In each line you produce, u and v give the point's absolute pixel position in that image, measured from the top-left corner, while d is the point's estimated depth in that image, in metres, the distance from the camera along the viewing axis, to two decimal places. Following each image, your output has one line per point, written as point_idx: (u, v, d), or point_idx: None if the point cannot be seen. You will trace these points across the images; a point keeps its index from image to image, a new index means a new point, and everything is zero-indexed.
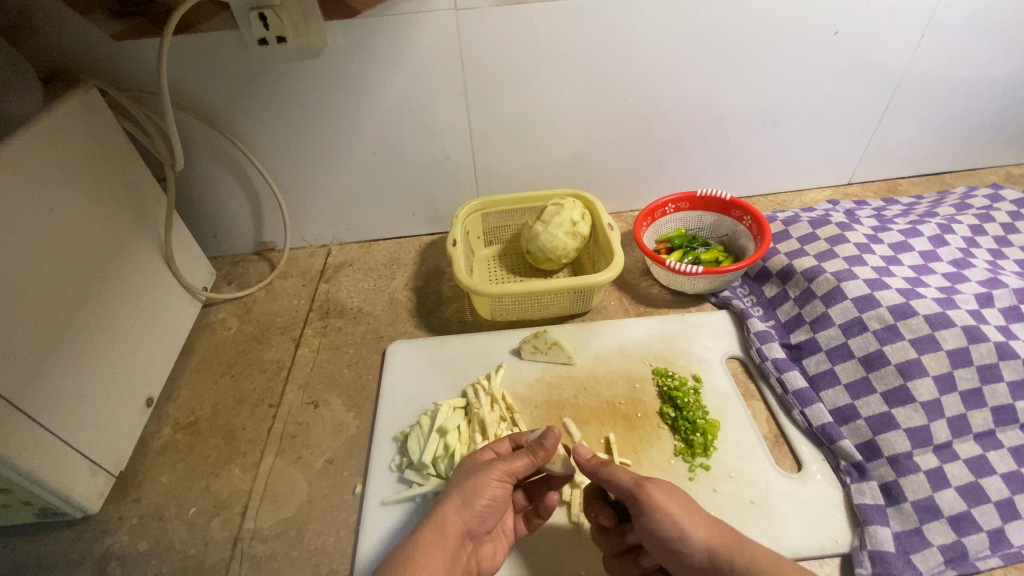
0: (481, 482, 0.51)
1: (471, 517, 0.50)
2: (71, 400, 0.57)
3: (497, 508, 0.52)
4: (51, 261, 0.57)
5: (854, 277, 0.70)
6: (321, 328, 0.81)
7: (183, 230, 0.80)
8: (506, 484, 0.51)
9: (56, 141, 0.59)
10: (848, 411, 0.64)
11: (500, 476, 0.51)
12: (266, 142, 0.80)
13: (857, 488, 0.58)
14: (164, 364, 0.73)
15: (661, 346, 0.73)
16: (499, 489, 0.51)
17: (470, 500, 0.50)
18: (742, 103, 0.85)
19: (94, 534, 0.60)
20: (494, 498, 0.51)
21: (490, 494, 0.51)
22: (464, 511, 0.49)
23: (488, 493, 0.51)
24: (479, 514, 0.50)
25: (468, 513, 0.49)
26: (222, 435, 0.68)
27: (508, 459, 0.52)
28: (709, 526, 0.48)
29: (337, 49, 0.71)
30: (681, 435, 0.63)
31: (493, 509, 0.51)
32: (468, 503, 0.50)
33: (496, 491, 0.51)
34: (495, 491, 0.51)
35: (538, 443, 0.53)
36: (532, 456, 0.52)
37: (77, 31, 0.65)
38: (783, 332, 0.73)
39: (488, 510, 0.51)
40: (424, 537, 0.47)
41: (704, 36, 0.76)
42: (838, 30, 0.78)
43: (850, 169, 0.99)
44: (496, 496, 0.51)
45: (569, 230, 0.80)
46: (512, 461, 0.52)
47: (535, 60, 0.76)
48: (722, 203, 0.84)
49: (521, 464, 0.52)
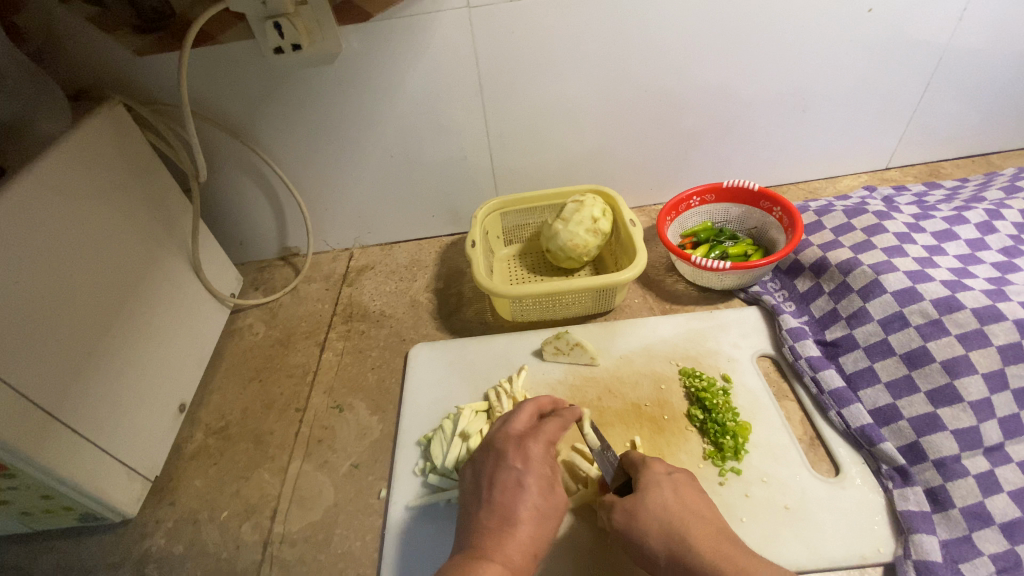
0: (540, 493, 0.48)
1: (533, 499, 0.47)
2: (107, 407, 0.59)
3: (550, 481, 0.49)
4: (84, 273, 0.59)
5: (894, 269, 0.66)
6: (345, 332, 0.82)
7: (209, 239, 0.81)
8: (540, 463, 0.50)
9: (84, 157, 0.61)
10: (890, 411, 0.60)
11: (526, 458, 0.50)
12: (287, 149, 0.81)
13: (899, 494, 0.55)
14: (196, 370, 0.75)
15: (687, 345, 0.70)
16: (539, 467, 0.49)
17: (516, 487, 0.47)
18: (771, 86, 0.82)
19: (134, 536, 0.62)
20: (540, 476, 0.49)
21: (534, 474, 0.49)
22: (519, 497, 0.47)
23: (536, 477, 0.49)
24: (539, 493, 0.48)
25: (527, 495, 0.47)
26: (252, 440, 0.70)
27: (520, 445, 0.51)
28: (667, 542, 0.46)
29: (352, 54, 0.71)
30: (709, 438, 0.61)
31: (546, 484, 0.49)
32: (520, 491, 0.47)
33: (536, 469, 0.49)
34: (534, 471, 0.49)
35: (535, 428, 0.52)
36: (537, 437, 0.51)
37: (102, 49, 0.67)
38: (818, 328, 0.70)
39: (543, 485, 0.48)
40: (490, 537, 0.44)
41: (726, 22, 0.73)
42: (872, 8, 0.74)
43: (887, 153, 0.94)
44: (540, 472, 0.49)
45: (589, 227, 0.78)
46: (528, 445, 0.51)
47: (551, 57, 0.74)
48: (751, 194, 0.81)
49: (536, 445, 0.51)
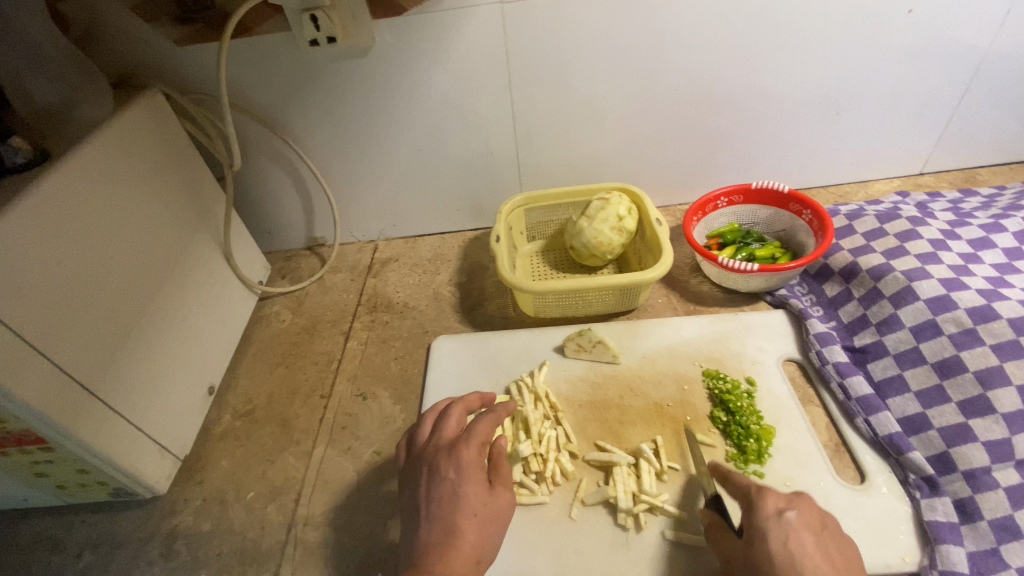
0: (479, 498, 0.48)
1: (454, 507, 0.47)
2: (141, 387, 0.61)
3: (470, 475, 0.49)
4: (123, 255, 0.61)
5: (928, 276, 0.65)
6: (369, 322, 0.83)
7: (240, 227, 0.83)
8: (452, 467, 0.49)
9: (125, 144, 0.62)
10: (919, 420, 0.59)
11: (433, 468, 0.50)
12: (317, 141, 0.82)
13: (927, 504, 0.54)
14: (224, 354, 0.77)
15: (711, 347, 0.70)
16: (451, 470, 0.49)
17: (431, 504, 0.48)
18: (804, 87, 0.80)
19: (163, 512, 0.64)
20: (457, 480, 0.49)
21: (450, 481, 0.49)
22: (439, 512, 0.47)
23: (452, 482, 0.49)
24: (455, 498, 0.48)
25: (446, 507, 0.47)
26: (277, 424, 0.71)
27: (429, 457, 0.51)
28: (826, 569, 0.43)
29: (385, 48, 0.72)
30: (733, 440, 0.60)
31: (465, 483, 0.48)
32: (439, 507, 0.48)
33: (451, 475, 0.49)
34: (449, 476, 0.49)
35: (432, 439, 0.53)
36: (437, 445, 0.52)
37: (144, 38, 0.68)
38: (846, 334, 0.69)
39: (458, 487, 0.48)
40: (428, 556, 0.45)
41: (759, 22, 0.72)
42: (912, 9, 0.72)
43: (921, 158, 0.92)
44: (455, 475, 0.49)
45: (614, 225, 0.77)
46: (434, 456, 0.51)
47: (581, 54, 0.74)
48: (781, 196, 0.80)
49: (440, 453, 0.51)
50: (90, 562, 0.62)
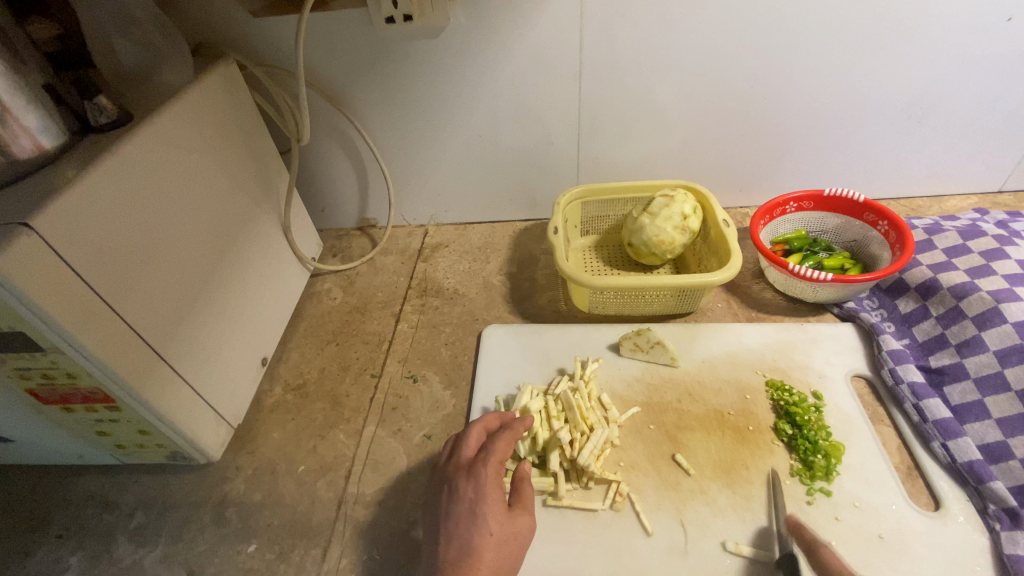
0: (496, 518, 0.47)
1: (468, 525, 0.46)
2: (202, 352, 0.62)
3: (485, 494, 0.48)
4: (196, 220, 0.61)
5: (1017, 298, 0.61)
6: (419, 306, 0.83)
7: (299, 203, 0.84)
8: (468, 485, 0.49)
9: (201, 112, 0.63)
10: (999, 449, 0.56)
11: (452, 486, 0.50)
12: (380, 120, 0.81)
13: (1008, 537, 0.51)
14: (278, 327, 0.78)
15: (775, 356, 0.68)
16: (467, 489, 0.49)
17: (449, 520, 0.47)
18: (885, 94, 0.77)
19: (215, 479, 0.65)
20: (473, 498, 0.48)
21: (467, 500, 0.48)
22: (456, 529, 0.46)
23: (467, 502, 0.48)
24: (471, 516, 0.47)
25: (462, 525, 0.47)
26: (328, 400, 0.71)
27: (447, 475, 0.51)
28: None
29: (458, 29, 0.71)
30: (798, 454, 0.58)
31: (482, 501, 0.48)
32: (455, 523, 0.47)
33: (468, 493, 0.48)
34: (465, 494, 0.48)
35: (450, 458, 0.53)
36: (455, 464, 0.52)
37: (223, 7, 0.69)
38: (920, 353, 0.66)
39: (475, 506, 0.48)
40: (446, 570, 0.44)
41: (846, 22, 0.69)
42: (1012, 17, 0.68)
43: (1001, 176, 0.87)
44: (472, 493, 0.48)
45: (678, 224, 0.75)
46: (453, 474, 0.51)
47: (656, 47, 0.72)
48: (854, 205, 0.76)
49: (456, 472, 0.51)
50: (143, 522, 0.63)
